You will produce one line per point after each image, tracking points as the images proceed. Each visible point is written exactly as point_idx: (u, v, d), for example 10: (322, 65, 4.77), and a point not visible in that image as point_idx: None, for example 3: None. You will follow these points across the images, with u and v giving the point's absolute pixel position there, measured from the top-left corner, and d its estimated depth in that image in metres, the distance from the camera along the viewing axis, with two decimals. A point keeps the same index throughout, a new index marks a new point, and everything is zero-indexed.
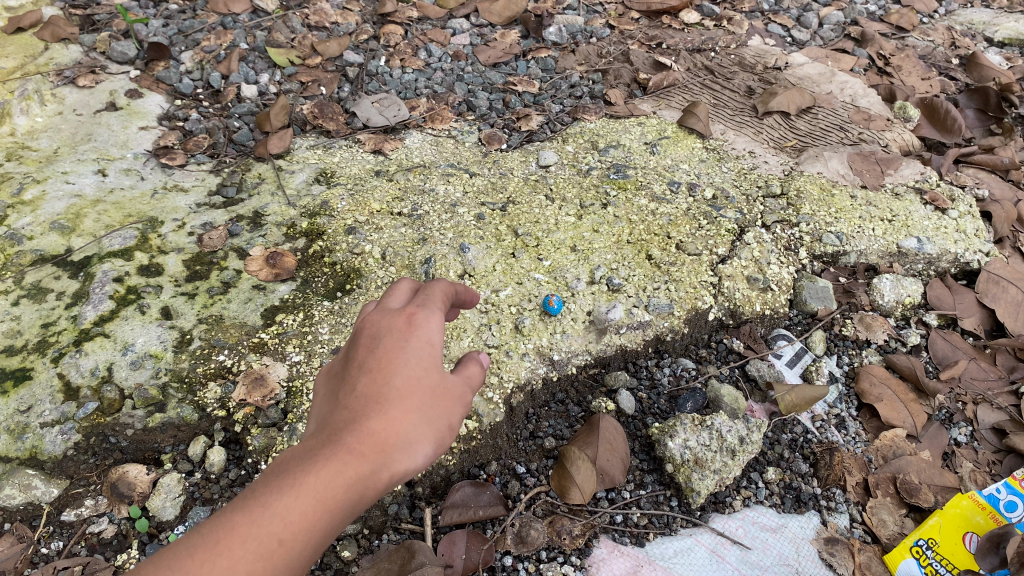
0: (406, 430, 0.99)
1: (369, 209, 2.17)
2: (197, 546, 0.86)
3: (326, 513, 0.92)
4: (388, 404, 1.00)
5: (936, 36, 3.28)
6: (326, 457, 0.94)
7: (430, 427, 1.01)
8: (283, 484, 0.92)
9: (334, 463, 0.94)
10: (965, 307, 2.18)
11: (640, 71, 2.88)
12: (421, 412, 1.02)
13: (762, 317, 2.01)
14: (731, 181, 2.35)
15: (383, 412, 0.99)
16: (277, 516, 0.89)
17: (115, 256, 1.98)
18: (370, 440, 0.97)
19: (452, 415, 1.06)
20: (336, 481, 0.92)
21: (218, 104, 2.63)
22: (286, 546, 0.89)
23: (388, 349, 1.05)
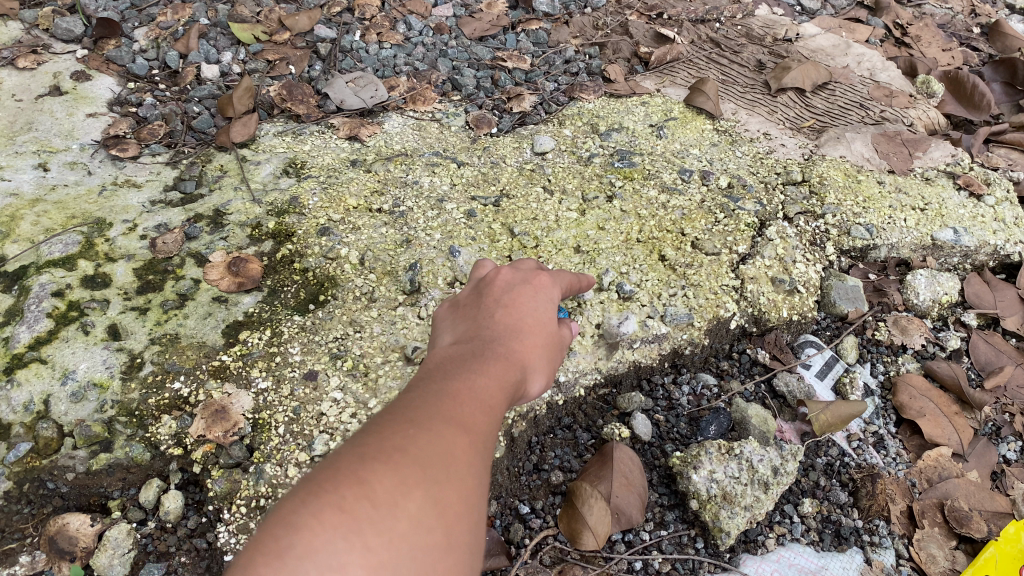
0: (544, 350, 1.08)
1: (345, 205, 1.93)
2: (425, 408, 0.85)
3: (507, 397, 0.95)
4: (529, 323, 1.08)
5: (954, 3, 3.05)
6: (497, 353, 1.00)
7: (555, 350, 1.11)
8: (473, 369, 0.96)
9: (505, 361, 0.99)
10: (1007, 305, 1.97)
11: (641, 44, 2.64)
12: (553, 331, 1.12)
13: (790, 323, 1.80)
14: (747, 167, 2.13)
15: (527, 329, 1.07)
16: (480, 392, 0.91)
17: (55, 266, 1.73)
18: (523, 346, 1.04)
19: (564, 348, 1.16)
20: (512, 375, 0.98)
21: (176, 87, 2.37)
22: (492, 418, 0.91)
23: (522, 292, 1.12)
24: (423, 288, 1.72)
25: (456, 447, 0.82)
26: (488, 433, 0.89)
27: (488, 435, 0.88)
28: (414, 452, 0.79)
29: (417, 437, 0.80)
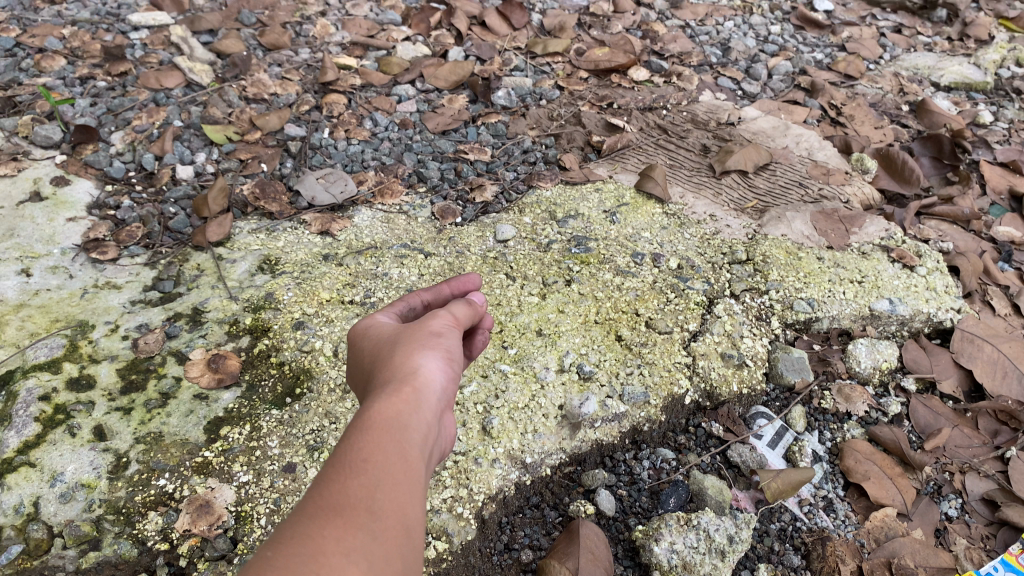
0: (417, 354, 1.05)
1: (318, 299, 2.03)
2: (301, 508, 0.83)
3: (393, 430, 0.92)
4: (397, 350, 1.06)
5: (884, 83, 3.27)
6: (372, 397, 0.97)
7: (433, 346, 1.07)
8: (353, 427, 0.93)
9: (378, 400, 0.96)
10: (942, 369, 2.12)
11: (593, 134, 2.81)
12: (422, 336, 1.09)
13: (740, 396, 1.92)
14: (695, 248, 2.27)
15: (392, 360, 1.05)
16: (355, 451, 0.88)
17: (41, 370, 1.81)
18: (394, 372, 1.02)
19: (450, 332, 1.12)
20: (390, 406, 0.94)
21: (152, 188, 2.48)
22: (377, 467, 0.88)
23: (370, 337, 1.14)
24: None
25: (328, 537, 0.79)
26: (378, 483, 0.86)
27: (375, 486, 0.86)
28: (279, 565, 0.75)
29: (281, 552, 0.77)
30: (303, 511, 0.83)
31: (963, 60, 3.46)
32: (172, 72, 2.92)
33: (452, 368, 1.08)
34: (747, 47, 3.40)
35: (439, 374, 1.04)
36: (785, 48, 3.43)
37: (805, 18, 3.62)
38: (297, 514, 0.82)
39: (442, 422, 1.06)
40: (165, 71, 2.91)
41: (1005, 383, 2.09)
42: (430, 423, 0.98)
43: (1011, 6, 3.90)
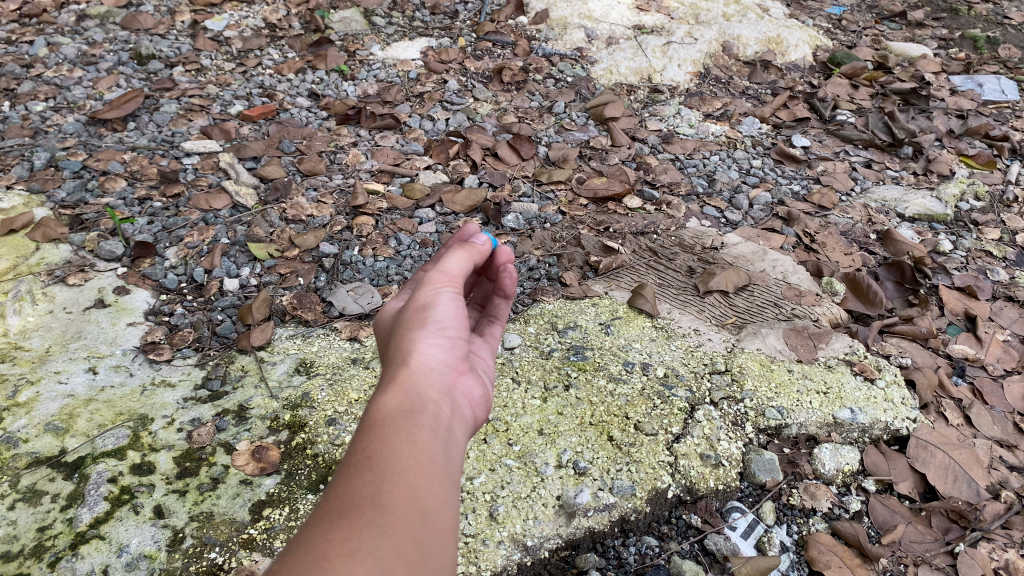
0: (414, 339, 1.37)
1: (348, 398, 2.33)
2: (322, 510, 1.06)
3: (397, 418, 1.19)
4: (400, 337, 1.40)
5: (854, 213, 3.64)
6: (380, 390, 1.27)
7: (422, 326, 1.39)
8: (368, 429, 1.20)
9: (383, 394, 1.24)
10: (899, 472, 2.38)
11: (591, 255, 3.16)
12: (415, 318, 1.41)
13: (717, 491, 2.18)
14: (680, 359, 2.58)
15: (399, 350, 1.37)
16: (362, 452, 1.13)
17: (109, 456, 2.09)
18: (397, 362, 1.34)
19: (438, 304, 1.44)
20: (388, 404, 1.21)
21: (201, 298, 2.82)
22: (380, 458, 1.11)
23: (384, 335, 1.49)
24: None
25: (342, 527, 1.02)
26: (383, 471, 1.09)
27: (381, 474, 1.09)
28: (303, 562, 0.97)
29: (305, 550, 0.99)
30: (325, 512, 1.05)
31: (926, 193, 3.84)
32: (220, 194, 3.30)
33: (446, 336, 1.40)
34: (731, 179, 3.80)
35: (432, 349, 1.37)
36: (765, 180, 3.83)
37: (784, 154, 4.03)
38: (319, 515, 1.06)
39: (454, 379, 1.39)
40: (214, 193, 3.29)
41: (956, 485, 2.34)
42: (433, 392, 1.29)
43: (972, 144, 4.32)
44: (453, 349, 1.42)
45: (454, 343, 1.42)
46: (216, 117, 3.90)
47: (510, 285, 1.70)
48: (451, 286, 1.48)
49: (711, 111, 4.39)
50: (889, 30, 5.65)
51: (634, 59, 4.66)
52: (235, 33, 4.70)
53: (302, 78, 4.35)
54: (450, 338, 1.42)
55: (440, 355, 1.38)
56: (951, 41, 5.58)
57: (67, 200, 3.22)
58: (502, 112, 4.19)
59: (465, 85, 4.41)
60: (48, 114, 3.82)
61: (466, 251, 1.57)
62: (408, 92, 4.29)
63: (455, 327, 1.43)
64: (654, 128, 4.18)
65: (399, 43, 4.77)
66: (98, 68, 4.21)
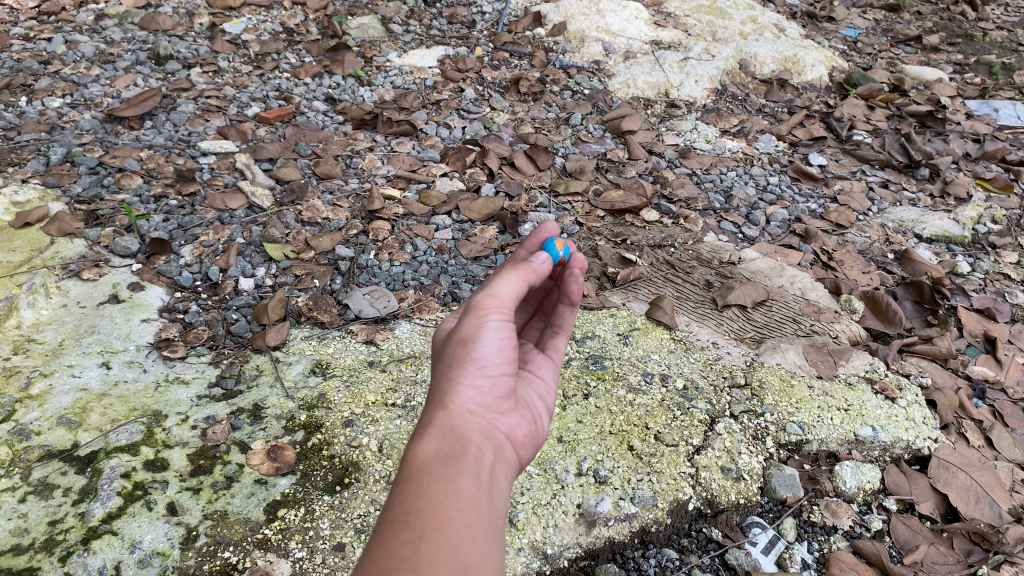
0: (454, 378, 1.33)
1: (365, 400, 2.30)
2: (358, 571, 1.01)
3: (432, 467, 1.14)
4: (442, 372, 1.36)
5: (872, 232, 3.63)
6: (416, 436, 1.23)
7: (463, 364, 1.34)
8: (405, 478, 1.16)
9: (418, 441, 1.21)
10: (920, 492, 2.34)
11: (609, 266, 3.14)
12: (455, 352, 1.37)
13: (738, 505, 2.15)
14: (699, 371, 2.55)
15: (442, 385, 1.33)
16: (399, 507, 1.08)
17: (122, 451, 2.06)
18: (436, 403, 1.30)
19: (482, 335, 1.37)
20: (424, 452, 1.17)
21: (216, 296, 2.79)
22: (417, 511, 1.06)
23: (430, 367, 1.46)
24: None
25: None
26: (420, 525, 1.04)
27: (417, 529, 1.03)
28: None
29: None
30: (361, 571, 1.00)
31: (944, 215, 3.82)
32: (236, 194, 3.28)
33: (486, 374, 1.36)
34: (748, 195, 3.78)
35: (472, 390, 1.33)
36: (782, 198, 3.82)
37: (800, 171, 4.02)
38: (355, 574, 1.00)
39: (498, 418, 1.35)
40: (230, 193, 3.28)
41: (978, 507, 2.29)
42: (472, 435, 1.25)
43: (988, 168, 4.31)
44: (494, 386, 1.37)
45: (496, 381, 1.37)
46: (233, 119, 3.89)
47: (576, 290, 1.69)
48: (498, 310, 1.41)
49: (728, 128, 4.39)
50: (904, 54, 5.66)
51: (651, 73, 4.66)
52: (253, 36, 4.71)
53: (319, 82, 4.35)
54: (492, 374, 1.37)
55: (479, 395, 1.34)
56: (966, 66, 5.59)
57: (82, 195, 3.21)
58: (518, 122, 4.18)
59: (482, 94, 4.41)
60: (65, 110, 3.82)
61: (519, 270, 1.50)
62: (425, 100, 4.29)
63: (496, 363, 1.38)
64: (671, 142, 4.17)
65: (416, 51, 4.77)
66: (115, 66, 4.21)
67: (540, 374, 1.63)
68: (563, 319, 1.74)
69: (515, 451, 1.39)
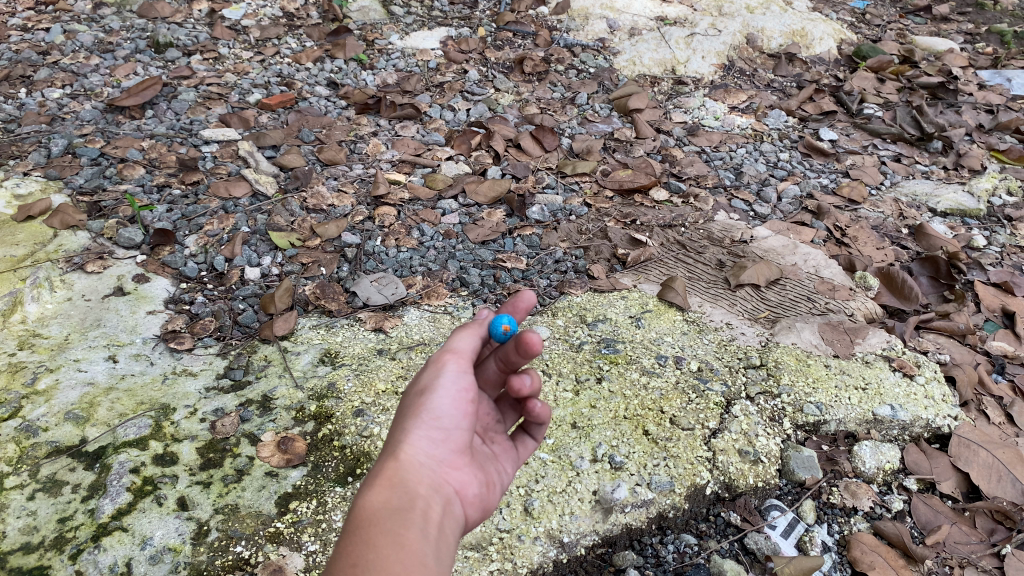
0: (408, 429, 1.35)
1: (375, 388, 2.26)
2: None
3: (381, 518, 1.18)
4: (397, 422, 1.38)
5: (885, 207, 3.57)
6: (367, 487, 1.26)
7: (417, 416, 1.36)
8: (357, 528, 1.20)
9: (366, 492, 1.24)
10: (941, 471, 2.30)
11: (619, 247, 3.10)
12: (410, 401, 1.39)
13: (756, 489, 2.11)
14: (713, 353, 2.52)
15: (398, 434, 1.35)
16: (346, 557, 1.12)
17: (130, 446, 2.03)
18: (386, 456, 1.31)
19: (437, 386, 1.39)
20: (372, 502, 1.21)
21: (222, 286, 2.76)
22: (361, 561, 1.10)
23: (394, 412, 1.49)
24: None
25: None
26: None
27: None
28: None
29: None
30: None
31: (958, 188, 3.76)
32: (240, 182, 3.25)
33: (438, 429, 1.37)
34: (758, 172, 3.73)
35: (424, 440, 1.35)
36: (793, 173, 3.76)
37: (811, 147, 3.96)
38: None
39: (448, 473, 1.36)
40: (234, 182, 3.24)
41: (1000, 485, 2.24)
42: (421, 488, 1.28)
43: (1002, 139, 4.24)
44: (447, 441, 1.38)
45: (451, 434, 1.39)
46: (235, 106, 3.85)
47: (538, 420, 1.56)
48: (457, 364, 1.45)
49: (736, 103, 4.32)
50: (914, 25, 5.56)
51: (657, 50, 4.59)
52: (253, 22, 4.65)
53: (321, 67, 4.30)
54: (448, 427, 1.39)
55: (433, 450, 1.35)
56: (978, 36, 5.49)
57: (85, 186, 3.17)
58: (524, 103, 4.12)
59: (486, 75, 4.35)
60: (65, 101, 3.78)
61: (468, 325, 1.54)
62: (428, 82, 4.23)
63: (454, 415, 1.40)
64: (679, 120, 4.11)
65: (419, 33, 4.71)
66: (115, 55, 4.17)
67: (503, 455, 1.60)
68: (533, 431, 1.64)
69: (467, 509, 1.40)
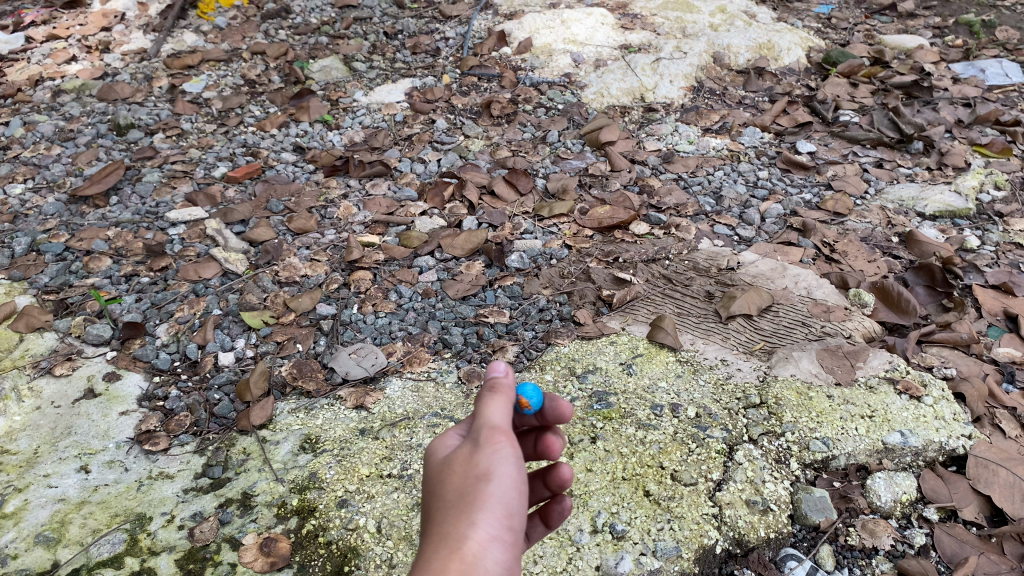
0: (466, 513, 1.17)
1: (358, 474, 2.16)
2: None
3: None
4: (454, 506, 1.19)
5: (872, 216, 3.48)
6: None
7: (482, 503, 1.17)
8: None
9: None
10: (961, 496, 2.18)
11: (603, 289, 3.00)
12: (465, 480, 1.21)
13: (768, 540, 2.00)
14: (710, 395, 2.41)
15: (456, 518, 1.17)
16: None
17: (105, 566, 1.93)
18: (445, 545, 1.14)
19: (501, 470, 1.21)
20: None
21: (197, 376, 2.67)
22: None
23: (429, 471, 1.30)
24: None
25: None
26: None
27: None
28: None
29: None
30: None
31: (944, 189, 3.68)
32: (209, 262, 3.16)
33: (506, 522, 1.19)
34: (739, 194, 3.65)
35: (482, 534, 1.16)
36: (775, 191, 3.68)
37: (790, 161, 3.87)
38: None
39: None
40: (203, 263, 3.16)
41: None
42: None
43: (983, 132, 4.17)
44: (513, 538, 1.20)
45: (517, 536, 1.20)
46: (201, 182, 3.77)
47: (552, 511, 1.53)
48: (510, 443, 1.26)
49: (710, 125, 4.25)
50: (880, 25, 5.52)
51: (624, 79, 4.53)
52: (214, 93, 4.60)
53: (286, 132, 4.24)
54: (512, 523, 1.20)
55: (499, 553, 1.16)
56: (945, 29, 5.45)
57: (50, 284, 3.09)
58: (494, 147, 4.05)
59: (454, 123, 4.28)
60: (27, 195, 3.70)
61: (503, 397, 1.33)
62: (396, 136, 4.17)
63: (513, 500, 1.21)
64: (653, 148, 4.03)
65: (383, 87, 4.66)
66: (76, 142, 4.11)
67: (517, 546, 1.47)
68: (533, 530, 1.58)
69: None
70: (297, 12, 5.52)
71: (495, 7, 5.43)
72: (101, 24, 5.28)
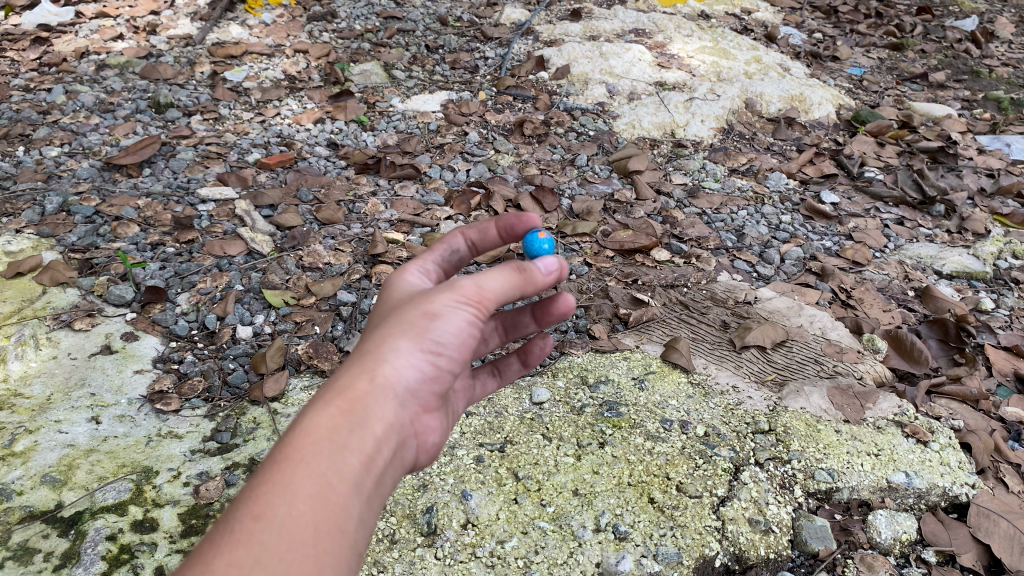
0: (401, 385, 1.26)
1: None
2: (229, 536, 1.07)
3: (317, 457, 1.15)
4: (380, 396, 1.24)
5: (890, 269, 3.52)
6: (330, 442, 1.17)
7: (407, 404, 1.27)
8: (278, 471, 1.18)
9: (328, 454, 1.16)
10: (960, 543, 2.19)
11: (620, 306, 3.02)
12: (415, 333, 1.30)
13: (767, 560, 2.02)
14: (720, 417, 2.43)
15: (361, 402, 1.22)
16: (284, 505, 1.10)
17: (108, 512, 1.94)
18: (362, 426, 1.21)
19: (449, 313, 1.32)
20: (328, 467, 1.15)
21: (213, 345, 2.69)
22: (290, 517, 1.09)
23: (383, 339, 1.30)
24: (438, 530, 1.92)
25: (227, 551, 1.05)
26: (263, 544, 1.06)
27: (279, 533, 1.08)
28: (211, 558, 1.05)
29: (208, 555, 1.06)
30: None
31: (962, 251, 3.72)
32: (235, 241, 3.21)
33: (432, 361, 1.32)
34: (760, 234, 3.69)
35: (410, 406, 1.30)
36: (796, 236, 3.73)
37: (813, 210, 3.93)
38: None
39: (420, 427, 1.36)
40: (229, 240, 3.20)
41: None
42: (380, 425, 1.23)
43: (1005, 203, 4.21)
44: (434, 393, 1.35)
45: (441, 371, 1.34)
46: (234, 165, 3.83)
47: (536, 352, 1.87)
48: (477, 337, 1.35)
49: (736, 166, 4.31)
50: (911, 91, 5.60)
51: (656, 114, 4.61)
52: (254, 84, 4.68)
53: (322, 128, 4.30)
54: (442, 360, 1.33)
55: (413, 379, 1.30)
56: (975, 102, 5.54)
57: (77, 244, 3.13)
58: (523, 164, 4.10)
59: (486, 137, 4.34)
60: (62, 158, 3.76)
61: (517, 268, 1.39)
62: (428, 143, 4.22)
63: (449, 378, 1.38)
64: (679, 182, 4.08)
65: (419, 96, 4.74)
66: (115, 115, 4.18)
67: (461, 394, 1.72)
68: (507, 368, 1.88)
69: (422, 454, 1.40)
70: (342, 17, 5.62)
71: (536, 33, 5.54)
72: (150, 7, 5.38)
